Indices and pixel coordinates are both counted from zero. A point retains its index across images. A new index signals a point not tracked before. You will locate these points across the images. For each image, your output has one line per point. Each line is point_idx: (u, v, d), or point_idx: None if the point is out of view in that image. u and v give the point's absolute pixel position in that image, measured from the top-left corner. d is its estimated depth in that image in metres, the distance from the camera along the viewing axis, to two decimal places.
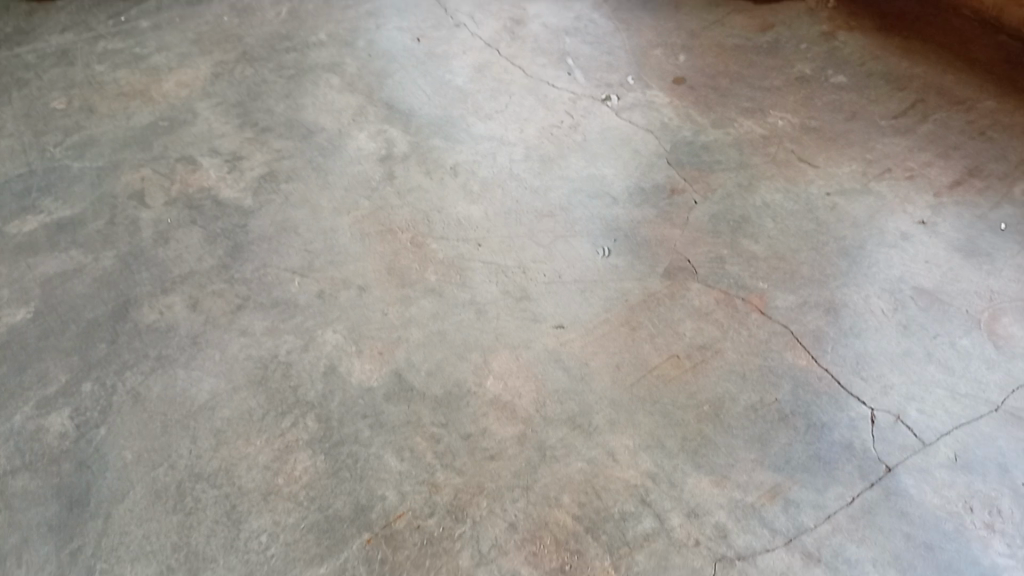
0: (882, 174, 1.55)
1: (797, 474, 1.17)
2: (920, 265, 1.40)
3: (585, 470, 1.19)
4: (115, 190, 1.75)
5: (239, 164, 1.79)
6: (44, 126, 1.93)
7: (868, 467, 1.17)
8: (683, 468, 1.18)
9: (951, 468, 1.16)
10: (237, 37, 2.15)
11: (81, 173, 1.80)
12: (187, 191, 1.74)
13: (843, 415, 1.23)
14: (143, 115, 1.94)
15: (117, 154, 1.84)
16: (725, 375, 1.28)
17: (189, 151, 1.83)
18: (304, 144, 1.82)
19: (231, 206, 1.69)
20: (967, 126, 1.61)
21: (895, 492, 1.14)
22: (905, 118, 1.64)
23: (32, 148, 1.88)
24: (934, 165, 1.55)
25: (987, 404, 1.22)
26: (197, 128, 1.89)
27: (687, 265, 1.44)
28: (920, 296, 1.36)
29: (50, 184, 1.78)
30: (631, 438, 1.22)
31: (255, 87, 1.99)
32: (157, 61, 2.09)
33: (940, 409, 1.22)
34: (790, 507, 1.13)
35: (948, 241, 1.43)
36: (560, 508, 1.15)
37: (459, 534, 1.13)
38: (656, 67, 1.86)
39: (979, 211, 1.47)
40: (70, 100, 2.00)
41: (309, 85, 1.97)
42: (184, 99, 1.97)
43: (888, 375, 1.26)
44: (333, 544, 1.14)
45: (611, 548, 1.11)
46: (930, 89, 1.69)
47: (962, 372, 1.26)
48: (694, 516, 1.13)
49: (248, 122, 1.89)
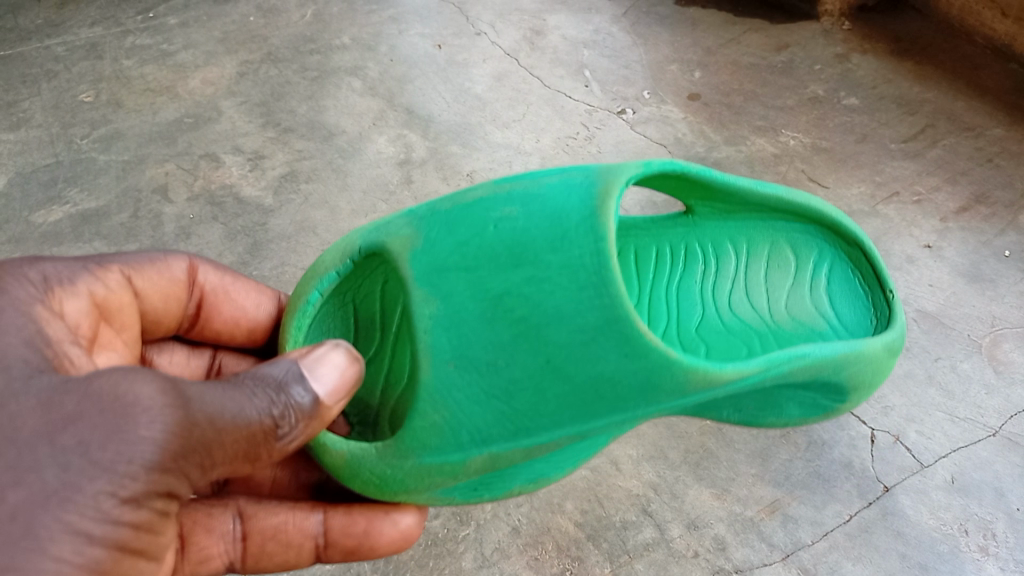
0: (891, 197, 1.57)
1: (795, 490, 1.20)
2: (925, 289, 1.42)
3: (588, 478, 1.22)
4: (139, 184, 1.80)
5: (260, 162, 1.83)
6: (72, 119, 1.98)
7: (865, 486, 1.20)
8: (684, 480, 1.21)
9: (946, 490, 1.19)
10: (261, 37, 2.19)
11: (107, 166, 1.85)
12: (208, 187, 1.78)
13: (842, 433, 1.25)
14: (168, 111, 1.98)
15: (142, 149, 1.89)
16: None
17: (212, 148, 1.88)
18: (324, 146, 1.86)
19: (251, 205, 1.73)
20: (976, 152, 1.62)
21: (891, 512, 1.17)
22: (916, 143, 1.66)
23: (60, 140, 1.93)
24: (942, 191, 1.57)
25: (986, 429, 1.25)
26: (221, 125, 1.94)
27: None
28: (922, 319, 1.38)
29: (75, 176, 1.84)
30: (635, 448, 1.25)
31: (278, 88, 2.02)
32: (184, 58, 2.13)
33: (938, 431, 1.25)
34: (787, 522, 1.17)
35: (953, 266, 1.45)
36: (563, 514, 1.19)
37: (464, 535, 1.17)
38: (672, 83, 1.89)
39: (984, 237, 1.49)
40: (97, 94, 2.04)
41: (331, 88, 2.01)
42: (208, 96, 2.01)
43: (888, 396, 1.29)
44: None
45: (611, 556, 1.15)
46: (940, 114, 1.71)
47: (960, 396, 1.29)
48: (693, 527, 1.17)
49: (271, 121, 1.93)
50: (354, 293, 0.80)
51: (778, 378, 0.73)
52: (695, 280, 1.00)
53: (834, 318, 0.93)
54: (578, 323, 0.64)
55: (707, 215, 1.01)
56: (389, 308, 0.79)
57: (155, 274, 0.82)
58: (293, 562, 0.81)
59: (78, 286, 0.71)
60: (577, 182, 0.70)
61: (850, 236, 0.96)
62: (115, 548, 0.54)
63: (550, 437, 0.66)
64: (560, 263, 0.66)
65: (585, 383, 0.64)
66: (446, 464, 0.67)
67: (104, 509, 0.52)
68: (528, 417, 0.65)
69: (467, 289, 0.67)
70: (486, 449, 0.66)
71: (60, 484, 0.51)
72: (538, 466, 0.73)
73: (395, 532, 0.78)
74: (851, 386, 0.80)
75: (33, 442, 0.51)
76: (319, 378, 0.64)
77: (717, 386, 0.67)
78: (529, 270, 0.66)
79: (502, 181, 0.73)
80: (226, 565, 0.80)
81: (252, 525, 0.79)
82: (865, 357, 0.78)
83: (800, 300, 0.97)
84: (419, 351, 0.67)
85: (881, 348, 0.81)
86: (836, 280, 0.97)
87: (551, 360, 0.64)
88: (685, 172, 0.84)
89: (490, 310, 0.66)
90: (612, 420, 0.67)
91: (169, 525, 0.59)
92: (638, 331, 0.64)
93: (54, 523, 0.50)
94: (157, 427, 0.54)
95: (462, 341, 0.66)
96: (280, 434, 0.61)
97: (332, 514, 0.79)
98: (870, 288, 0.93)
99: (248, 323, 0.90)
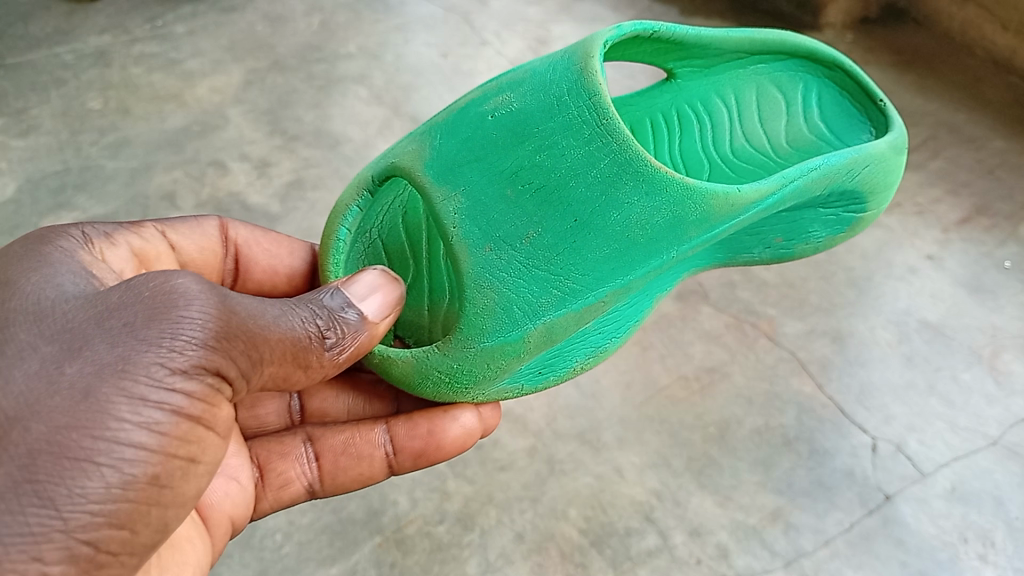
0: (893, 207, 1.58)
1: (797, 498, 1.20)
2: (926, 299, 1.44)
3: (592, 485, 1.23)
4: (147, 192, 1.82)
5: (267, 170, 1.85)
6: (80, 126, 2.00)
7: (866, 494, 1.20)
8: (687, 487, 1.22)
9: (947, 498, 1.20)
10: (269, 45, 2.20)
11: (115, 173, 1.87)
12: (216, 195, 1.81)
13: (844, 442, 1.26)
14: (176, 118, 2.00)
15: (149, 156, 1.91)
16: (731, 399, 1.32)
17: (219, 156, 1.90)
18: (330, 154, 1.88)
19: (258, 212, 1.77)
20: (977, 164, 1.64)
21: (892, 521, 1.18)
22: (918, 154, 1.67)
23: (68, 146, 1.95)
24: (943, 202, 1.58)
25: (986, 438, 1.26)
26: (228, 133, 1.95)
27: (699, 288, 1.46)
28: (924, 329, 1.39)
29: (84, 183, 1.86)
30: (639, 456, 1.26)
31: (285, 96, 2.04)
32: (191, 66, 2.15)
33: (939, 441, 1.26)
34: (789, 530, 1.18)
35: (954, 277, 1.47)
36: (567, 521, 1.20)
37: (468, 541, 1.18)
38: None
39: (985, 248, 1.50)
40: (105, 101, 2.06)
41: (337, 96, 2.03)
42: (216, 104, 2.03)
43: (890, 406, 1.30)
44: (346, 545, 1.18)
45: (615, 562, 1.16)
46: (942, 126, 1.72)
47: (961, 406, 1.30)
48: (696, 534, 1.18)
49: (278, 130, 1.95)
50: (379, 230, 0.87)
51: (797, 194, 0.88)
52: (694, 135, 1.19)
53: (825, 125, 1.17)
54: (597, 173, 0.77)
55: (690, 76, 1.19)
56: (412, 232, 0.86)
57: (189, 234, 0.96)
58: (367, 474, 0.96)
59: (119, 240, 0.85)
60: (559, 60, 0.83)
61: (828, 59, 1.17)
62: (173, 412, 0.60)
63: (598, 294, 0.79)
64: (562, 126, 0.78)
65: (617, 231, 0.78)
66: (508, 345, 0.78)
67: (157, 376, 0.59)
68: (573, 279, 0.78)
69: (485, 177, 0.78)
70: (541, 321, 0.78)
71: (116, 358, 0.59)
72: (590, 328, 0.86)
73: (458, 429, 0.92)
74: (867, 190, 0.97)
75: (90, 333, 0.60)
76: (365, 301, 0.73)
77: (739, 207, 0.82)
78: (537, 141, 0.78)
79: (490, 82, 0.86)
80: (308, 484, 0.96)
81: (321, 446, 0.95)
82: (874, 158, 0.94)
83: (798, 127, 1.19)
84: (454, 241, 0.77)
85: (887, 149, 0.97)
86: (827, 104, 1.18)
87: (580, 219, 0.77)
88: (657, 32, 1.00)
89: (513, 189, 0.77)
90: (650, 266, 0.80)
91: (225, 406, 0.65)
92: (652, 168, 0.78)
93: (111, 386, 0.57)
94: (198, 308, 0.62)
95: (490, 224, 0.77)
96: (326, 345, 0.71)
97: (394, 423, 0.94)
98: (863, 105, 1.15)
99: (283, 269, 1.01)
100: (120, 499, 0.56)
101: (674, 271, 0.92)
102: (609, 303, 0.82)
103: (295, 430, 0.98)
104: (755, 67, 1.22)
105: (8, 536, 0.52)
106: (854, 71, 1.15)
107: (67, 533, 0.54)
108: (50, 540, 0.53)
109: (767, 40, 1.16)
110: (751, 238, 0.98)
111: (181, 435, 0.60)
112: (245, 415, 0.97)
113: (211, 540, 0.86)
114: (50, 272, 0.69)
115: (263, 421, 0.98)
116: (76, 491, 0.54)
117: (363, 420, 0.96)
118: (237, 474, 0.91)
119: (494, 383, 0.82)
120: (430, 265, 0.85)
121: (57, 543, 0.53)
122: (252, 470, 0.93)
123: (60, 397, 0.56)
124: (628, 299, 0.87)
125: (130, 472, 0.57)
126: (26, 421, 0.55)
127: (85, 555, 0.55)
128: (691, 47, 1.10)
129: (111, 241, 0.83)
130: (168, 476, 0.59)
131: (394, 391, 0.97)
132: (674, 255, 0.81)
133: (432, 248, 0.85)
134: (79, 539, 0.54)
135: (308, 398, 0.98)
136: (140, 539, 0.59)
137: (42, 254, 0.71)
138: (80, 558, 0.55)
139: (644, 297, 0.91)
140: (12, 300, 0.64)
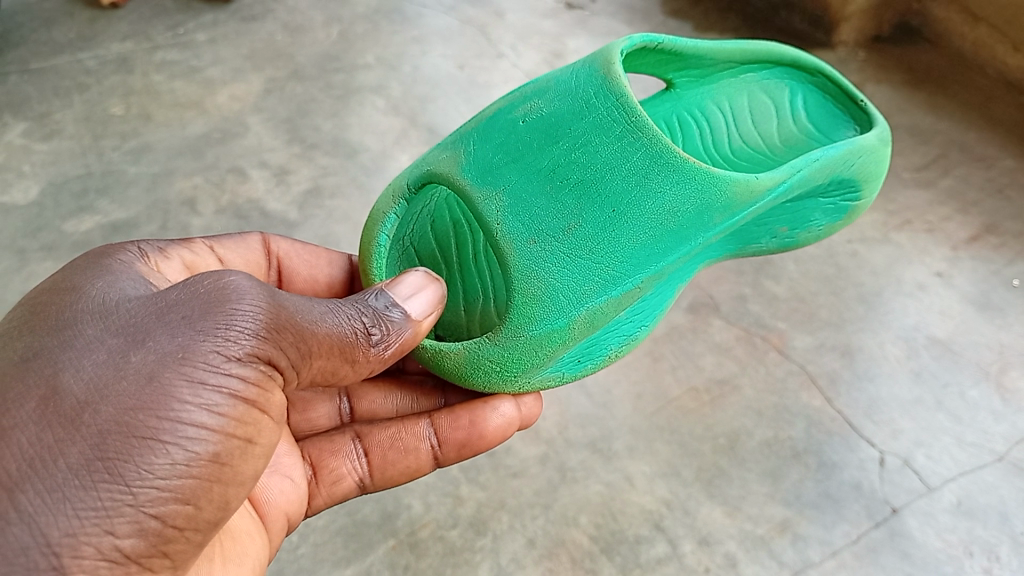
0: (903, 224, 1.60)
1: (805, 509, 1.22)
2: (934, 315, 1.46)
3: (603, 493, 1.25)
4: (167, 197, 1.86)
5: (286, 178, 1.89)
6: (103, 131, 2.04)
7: (873, 507, 1.22)
8: (697, 497, 1.24)
9: (953, 513, 1.21)
10: (288, 55, 2.24)
11: (136, 178, 1.91)
12: (236, 201, 1.84)
13: (852, 455, 1.28)
14: (196, 125, 2.04)
15: (170, 162, 1.95)
16: (741, 411, 1.34)
17: (239, 163, 1.93)
18: (348, 162, 1.91)
19: (277, 218, 1.80)
20: (986, 183, 1.66)
21: (898, 534, 1.20)
22: (928, 172, 1.69)
23: (91, 151, 1.99)
24: (953, 220, 1.60)
25: (992, 454, 1.27)
26: (247, 141, 1.99)
27: (710, 300, 1.49)
28: (932, 345, 1.41)
29: (106, 187, 1.89)
30: (649, 465, 1.28)
31: (304, 104, 2.08)
32: (212, 73, 2.19)
33: (946, 456, 1.27)
34: (797, 541, 1.19)
35: (963, 294, 1.48)
36: (578, 527, 1.22)
37: (480, 546, 1.20)
38: None
39: (993, 266, 1.52)
40: (128, 107, 2.10)
41: (355, 106, 2.06)
42: (236, 112, 2.07)
43: (897, 420, 1.32)
44: (361, 546, 1.21)
45: (625, 569, 1.18)
46: (952, 145, 1.75)
47: (968, 421, 1.31)
48: (705, 543, 1.20)
49: (297, 138, 1.98)
50: (412, 237, 0.88)
51: (804, 183, 0.92)
52: (694, 139, 1.20)
53: (813, 125, 1.22)
54: (626, 167, 0.81)
55: (688, 84, 1.21)
56: (442, 238, 0.87)
57: (235, 249, 1.01)
58: (415, 466, 0.99)
59: (172, 254, 0.89)
60: (581, 67, 0.87)
61: (811, 67, 1.22)
62: (230, 396, 0.64)
63: (634, 281, 0.82)
64: (592, 127, 0.82)
65: (651, 220, 0.81)
66: (555, 332, 0.81)
67: (215, 363, 0.64)
68: (612, 268, 0.81)
69: (524, 176, 0.81)
70: (585, 308, 0.81)
71: (177, 347, 0.63)
72: (624, 318, 0.89)
73: (499, 419, 0.96)
74: (862, 179, 1.01)
75: (152, 326, 0.65)
76: (411, 302, 0.76)
77: (757, 195, 0.86)
78: (569, 141, 0.82)
79: (515, 92, 0.89)
80: (359, 480, 1.00)
81: (370, 442, 0.99)
82: (866, 149, 0.99)
83: (789, 127, 1.23)
84: (499, 237, 0.79)
85: (876, 140, 1.02)
86: (812, 108, 1.24)
87: (617, 210, 0.80)
88: (663, 44, 1.03)
89: (551, 187, 0.80)
90: (680, 252, 0.84)
91: (276, 393, 0.69)
92: (681, 159, 0.81)
93: (174, 372, 0.62)
94: (250, 302, 0.67)
95: (533, 219, 0.79)
96: (372, 342, 0.74)
97: (437, 416, 0.97)
98: (845, 104, 1.20)
99: (323, 278, 1.06)
100: (185, 474, 0.61)
101: (697, 260, 0.95)
102: (643, 289, 0.85)
103: (344, 429, 1.01)
104: (744, 76, 1.26)
105: (84, 509, 0.56)
106: (834, 76, 1.20)
107: (137, 508, 0.59)
108: (122, 514, 0.58)
109: (758, 52, 1.20)
110: (760, 229, 1.00)
111: (239, 417, 0.65)
112: (297, 418, 0.99)
113: (267, 535, 0.90)
114: (112, 278, 0.73)
115: (314, 423, 1.00)
116: (144, 469, 0.59)
117: (409, 416, 0.99)
118: (291, 472, 0.94)
119: (539, 371, 0.85)
120: (462, 271, 0.86)
121: (127, 517, 0.58)
122: (305, 469, 0.97)
123: (127, 381, 0.61)
124: (656, 288, 0.90)
125: (193, 450, 0.62)
126: (96, 404, 0.59)
127: (153, 528, 0.60)
128: (689, 58, 1.12)
129: (166, 255, 0.88)
130: (227, 455, 0.65)
131: (440, 387, 0.99)
132: (700, 241, 0.85)
133: (462, 253, 0.86)
134: (148, 513, 0.59)
135: (356, 399, 1.00)
136: (203, 514, 0.64)
137: (104, 265, 0.76)
138: (148, 532, 0.60)
139: (670, 286, 0.94)
140: (75, 301, 0.68)
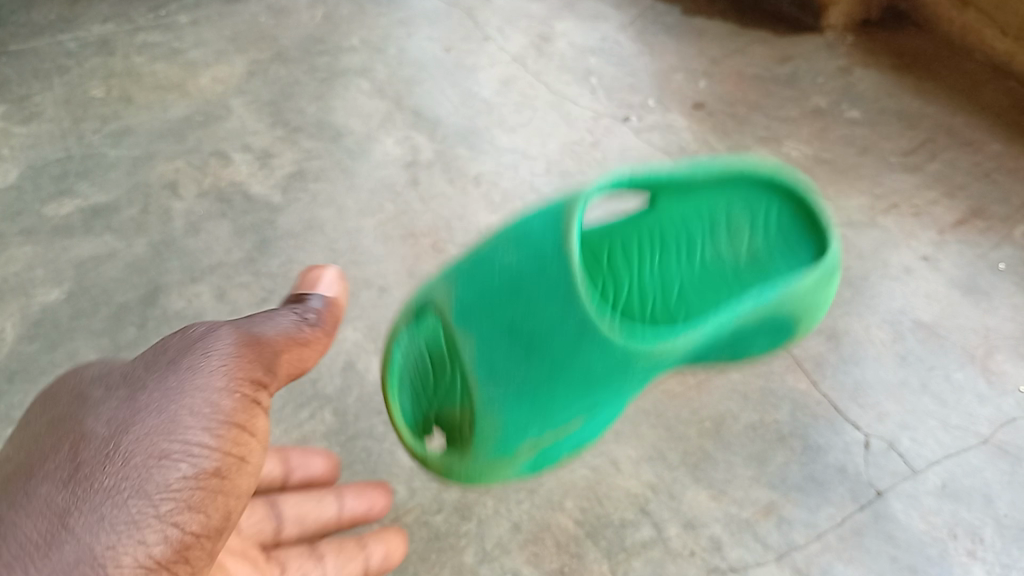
0: (890, 209, 1.59)
1: (790, 493, 1.22)
2: (921, 299, 1.45)
3: (588, 477, 1.24)
4: (149, 180, 1.83)
5: (269, 161, 1.85)
6: (83, 114, 2.01)
7: (858, 490, 1.22)
8: (682, 481, 1.24)
9: (936, 495, 1.21)
10: (272, 36, 2.21)
11: (117, 161, 1.88)
12: (218, 184, 1.81)
13: (837, 439, 1.28)
14: (178, 108, 2.01)
15: (152, 145, 1.92)
16: (727, 394, 1.33)
17: (221, 146, 1.90)
18: (332, 146, 1.88)
19: (260, 202, 1.76)
20: (974, 168, 1.65)
21: (883, 516, 1.19)
22: (915, 156, 1.69)
23: (71, 134, 1.96)
24: (940, 204, 1.60)
25: (976, 437, 1.27)
26: (231, 124, 1.96)
27: None
28: (918, 329, 1.41)
29: (86, 170, 1.86)
30: (635, 449, 1.27)
31: (288, 87, 2.05)
32: (194, 55, 2.16)
33: (931, 439, 1.27)
34: (781, 524, 1.19)
35: (949, 277, 1.48)
36: (563, 511, 1.21)
37: (465, 531, 1.19)
38: (677, 91, 1.94)
39: (979, 250, 1.52)
40: (108, 90, 2.07)
41: (340, 89, 2.04)
42: (219, 95, 2.04)
43: (883, 403, 1.32)
44: (344, 533, 1.20)
45: (609, 553, 1.17)
46: (939, 129, 1.74)
47: (952, 405, 1.31)
48: (691, 526, 1.19)
49: (281, 121, 1.96)
50: (413, 373, 1.03)
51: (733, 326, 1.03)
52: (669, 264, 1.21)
53: (774, 248, 1.20)
54: (570, 323, 0.98)
55: (666, 200, 1.21)
56: (436, 365, 1.02)
57: None
58: None
59: None
60: (545, 215, 1.05)
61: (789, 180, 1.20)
62: (223, 421, 0.79)
63: (579, 404, 1.01)
64: (545, 296, 1.00)
65: (588, 363, 0.99)
66: (514, 437, 1.00)
67: (162, 514, 0.73)
68: (556, 407, 1.01)
69: (491, 320, 1.01)
70: (535, 438, 1.01)
71: (139, 485, 0.72)
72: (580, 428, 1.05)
73: None
74: (797, 313, 1.12)
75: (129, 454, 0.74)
76: None
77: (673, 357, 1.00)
78: (528, 292, 1.01)
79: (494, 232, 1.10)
80: None
81: None
82: (799, 291, 1.09)
83: (759, 245, 1.21)
84: (468, 374, 1.00)
85: (818, 279, 1.11)
86: (785, 225, 1.20)
87: (558, 367, 1.00)
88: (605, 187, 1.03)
89: (510, 337, 1.01)
90: (610, 400, 1.03)
91: (261, 416, 0.84)
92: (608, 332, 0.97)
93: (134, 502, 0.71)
94: (198, 449, 0.76)
95: (492, 356, 1.00)
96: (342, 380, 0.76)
97: None
98: (814, 232, 1.18)
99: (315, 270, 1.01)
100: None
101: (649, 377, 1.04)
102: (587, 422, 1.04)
103: None
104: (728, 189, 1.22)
105: None
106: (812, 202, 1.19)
107: None
108: None
109: (737, 167, 1.19)
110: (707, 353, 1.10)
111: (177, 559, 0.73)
112: None
113: None
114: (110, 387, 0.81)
115: None
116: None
117: None
118: None
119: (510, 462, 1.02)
120: (449, 397, 1.00)
121: None
122: None
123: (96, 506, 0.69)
124: (609, 394, 1.02)
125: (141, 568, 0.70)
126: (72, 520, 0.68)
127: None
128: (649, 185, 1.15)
129: None
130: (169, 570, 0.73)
131: None
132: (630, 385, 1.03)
133: (450, 376, 1.01)
134: None
135: None
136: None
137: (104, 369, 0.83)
138: None
139: (621, 402, 1.06)
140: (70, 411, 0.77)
